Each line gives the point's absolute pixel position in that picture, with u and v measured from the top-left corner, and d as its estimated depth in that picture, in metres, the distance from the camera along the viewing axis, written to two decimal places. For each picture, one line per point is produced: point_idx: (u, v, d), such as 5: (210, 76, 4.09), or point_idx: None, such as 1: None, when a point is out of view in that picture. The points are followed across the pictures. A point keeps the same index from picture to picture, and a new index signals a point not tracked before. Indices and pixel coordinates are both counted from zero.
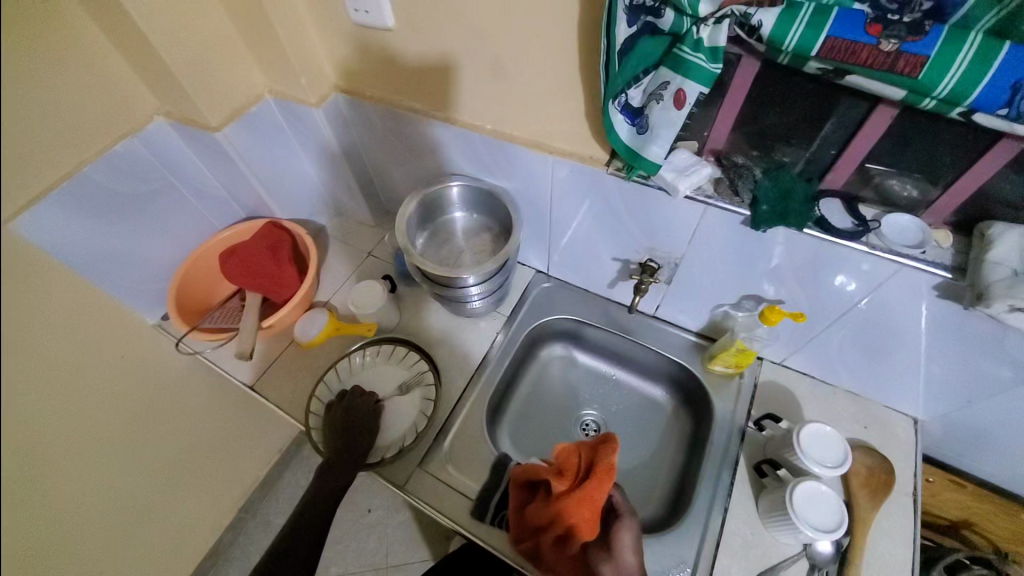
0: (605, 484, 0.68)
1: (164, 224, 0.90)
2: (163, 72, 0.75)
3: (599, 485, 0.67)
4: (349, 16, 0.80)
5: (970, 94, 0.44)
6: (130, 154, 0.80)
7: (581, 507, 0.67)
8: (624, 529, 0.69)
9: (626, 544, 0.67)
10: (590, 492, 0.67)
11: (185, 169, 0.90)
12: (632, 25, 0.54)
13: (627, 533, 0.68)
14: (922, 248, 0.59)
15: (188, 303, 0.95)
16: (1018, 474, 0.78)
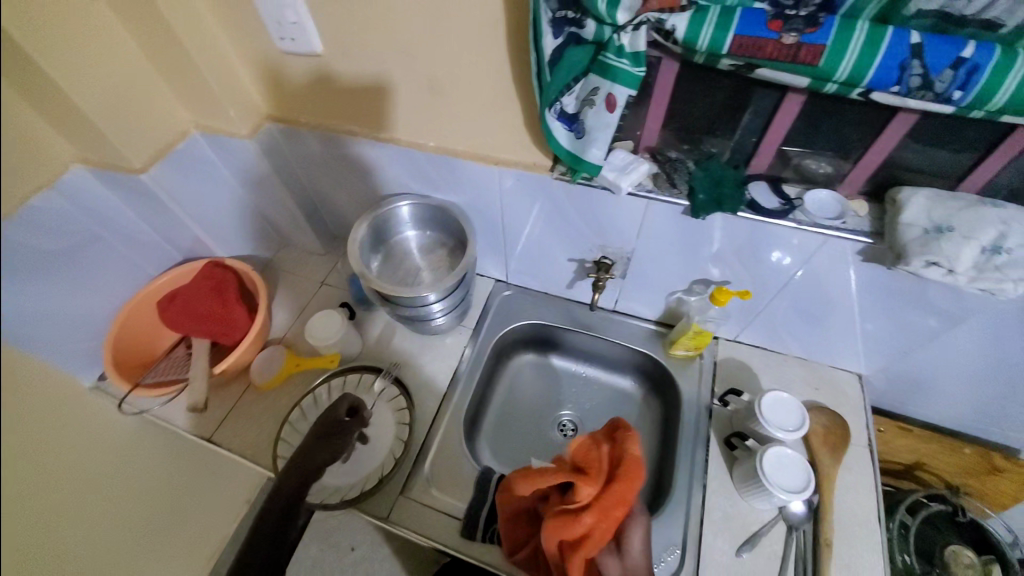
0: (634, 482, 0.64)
1: (96, 274, 0.83)
2: (80, 118, 0.70)
3: (628, 483, 0.64)
4: (273, 44, 0.78)
5: (866, 76, 0.49)
6: (52, 209, 0.73)
7: (613, 511, 0.63)
8: (634, 526, 0.66)
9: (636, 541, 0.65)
10: (621, 493, 0.64)
11: (114, 218, 0.84)
12: (557, 36, 0.57)
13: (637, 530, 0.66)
14: (842, 219, 0.65)
15: (127, 358, 0.88)
16: (954, 411, 0.86)
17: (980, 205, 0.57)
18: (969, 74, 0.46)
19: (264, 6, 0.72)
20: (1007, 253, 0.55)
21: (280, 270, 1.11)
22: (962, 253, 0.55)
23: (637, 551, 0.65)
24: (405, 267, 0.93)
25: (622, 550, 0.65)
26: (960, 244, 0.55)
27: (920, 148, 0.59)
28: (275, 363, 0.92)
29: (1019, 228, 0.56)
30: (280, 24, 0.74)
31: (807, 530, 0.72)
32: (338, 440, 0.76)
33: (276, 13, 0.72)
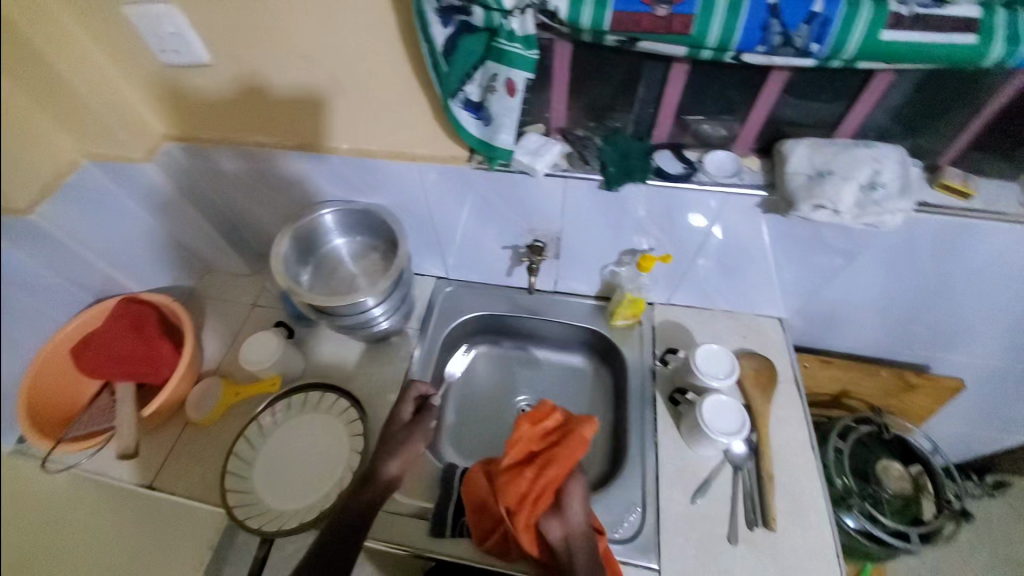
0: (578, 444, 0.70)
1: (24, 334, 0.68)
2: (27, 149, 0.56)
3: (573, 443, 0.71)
4: (157, 58, 0.74)
5: (733, 39, 0.53)
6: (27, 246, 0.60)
7: (555, 467, 0.68)
8: (574, 490, 0.68)
9: (578, 505, 0.67)
10: (569, 452, 0.70)
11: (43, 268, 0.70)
12: (447, 25, 0.58)
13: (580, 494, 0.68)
14: (738, 175, 0.70)
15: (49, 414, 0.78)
16: (863, 338, 0.95)
17: (855, 147, 0.64)
18: (822, 26, 0.51)
19: (138, 19, 0.68)
20: (881, 188, 0.62)
21: (207, 298, 1.04)
22: (843, 192, 0.61)
23: (578, 514, 0.66)
24: (338, 276, 0.91)
25: (561, 512, 0.66)
26: (840, 185, 0.61)
27: (796, 102, 0.65)
28: (213, 395, 0.87)
29: (888, 164, 0.63)
30: (160, 36, 0.70)
31: (751, 467, 0.78)
32: (400, 445, 0.75)
33: (153, 25, 0.68)
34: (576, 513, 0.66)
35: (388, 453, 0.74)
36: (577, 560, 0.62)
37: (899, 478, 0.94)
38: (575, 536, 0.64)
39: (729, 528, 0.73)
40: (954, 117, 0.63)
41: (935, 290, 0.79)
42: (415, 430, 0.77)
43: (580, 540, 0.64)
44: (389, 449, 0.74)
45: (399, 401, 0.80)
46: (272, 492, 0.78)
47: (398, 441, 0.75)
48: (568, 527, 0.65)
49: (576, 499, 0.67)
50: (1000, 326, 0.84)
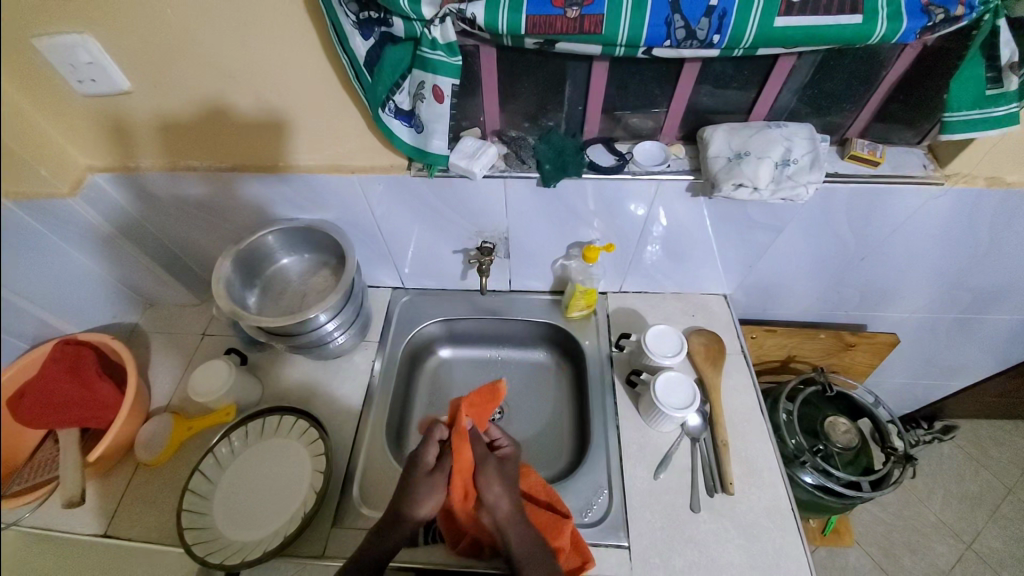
0: (463, 446, 0.68)
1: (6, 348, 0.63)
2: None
3: (461, 449, 0.69)
4: (75, 90, 0.70)
5: (642, 36, 0.56)
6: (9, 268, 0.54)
7: (456, 479, 0.67)
8: (488, 479, 0.69)
9: (496, 492, 0.69)
10: (461, 461, 0.68)
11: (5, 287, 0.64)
12: (368, 37, 0.59)
13: (495, 479, 0.70)
14: (666, 163, 0.74)
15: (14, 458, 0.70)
16: (802, 306, 1.02)
17: (768, 128, 0.68)
18: (720, 18, 0.55)
19: (49, 49, 0.64)
20: (794, 163, 0.67)
21: (152, 333, 1.00)
22: (759, 171, 0.66)
23: (501, 499, 0.68)
24: (288, 297, 0.89)
25: (484, 502, 0.69)
26: (756, 164, 0.66)
27: (712, 91, 0.69)
28: (162, 433, 0.83)
29: (799, 141, 0.67)
30: (73, 66, 0.66)
31: (707, 438, 0.82)
32: (425, 495, 0.68)
33: (64, 55, 0.65)
34: (497, 498, 0.68)
35: (414, 502, 0.68)
36: (509, 541, 0.66)
37: (847, 431, 0.98)
38: (503, 523, 0.67)
39: (691, 497, 0.76)
40: (854, 93, 0.68)
41: (859, 253, 0.86)
42: (437, 477, 0.69)
43: (508, 521, 0.67)
44: (415, 496, 0.68)
45: (420, 445, 0.72)
46: (235, 525, 0.75)
47: (422, 491, 0.68)
48: (494, 515, 0.67)
49: (492, 488, 0.69)
50: (917, 280, 0.92)
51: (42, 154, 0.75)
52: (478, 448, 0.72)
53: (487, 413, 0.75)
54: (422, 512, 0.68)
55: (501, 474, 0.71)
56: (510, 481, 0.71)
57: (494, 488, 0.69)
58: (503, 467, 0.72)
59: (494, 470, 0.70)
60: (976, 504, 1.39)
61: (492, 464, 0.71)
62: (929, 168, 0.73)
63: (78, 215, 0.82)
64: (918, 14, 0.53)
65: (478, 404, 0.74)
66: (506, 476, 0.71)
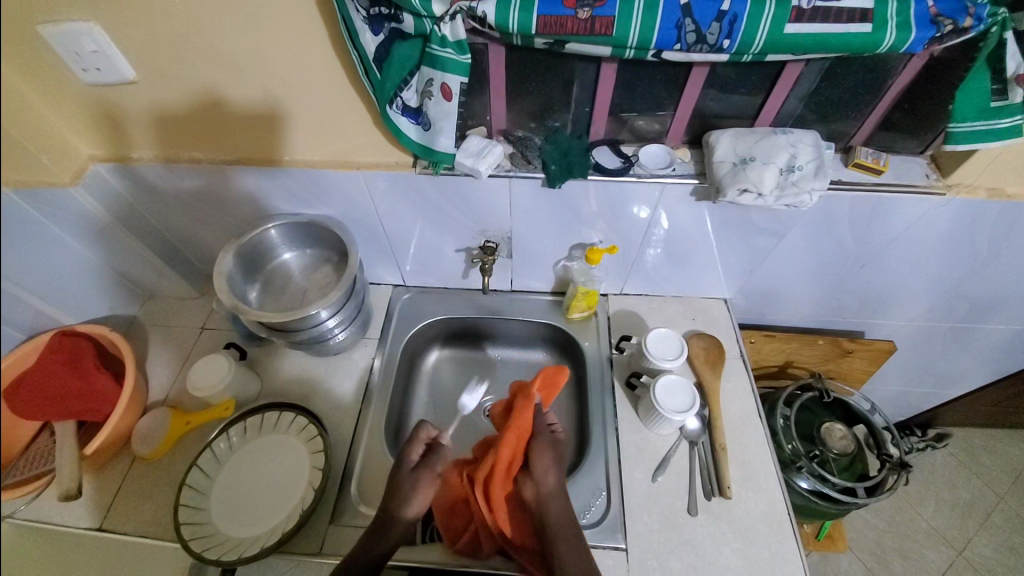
0: (528, 409, 0.73)
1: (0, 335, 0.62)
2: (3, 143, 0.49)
3: (525, 410, 0.74)
4: (79, 78, 0.70)
5: (652, 39, 0.56)
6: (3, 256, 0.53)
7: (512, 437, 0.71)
8: (541, 456, 0.74)
9: (546, 467, 0.73)
10: (522, 419, 0.73)
11: None
12: (378, 33, 0.59)
13: (547, 457, 0.74)
14: (671, 166, 0.74)
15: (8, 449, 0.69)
16: (800, 312, 1.02)
17: (774, 134, 0.68)
18: (731, 23, 0.55)
19: (53, 37, 0.64)
20: (799, 170, 0.67)
21: (149, 326, 0.99)
22: (764, 176, 0.66)
23: (547, 476, 0.72)
24: (289, 292, 0.89)
25: (533, 475, 0.73)
26: (761, 170, 0.66)
27: (718, 96, 0.69)
28: (159, 427, 0.83)
29: (803, 148, 0.67)
30: (79, 54, 0.66)
31: (706, 441, 0.82)
32: (411, 494, 0.71)
33: (71, 43, 0.64)
34: (546, 474, 0.72)
35: (402, 501, 0.70)
36: (548, 519, 0.68)
37: (842, 437, 0.99)
38: (547, 495, 0.70)
39: (689, 500, 0.76)
40: (859, 101, 0.68)
41: (859, 260, 0.86)
42: (422, 475, 0.73)
43: (550, 498, 0.70)
44: (403, 495, 0.70)
45: (406, 444, 0.75)
46: (232, 520, 0.75)
47: (408, 489, 0.71)
48: (538, 490, 0.71)
49: (542, 463, 0.73)
50: (916, 289, 0.92)
51: (43, 142, 0.74)
52: (538, 424, 0.77)
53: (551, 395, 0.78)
54: (409, 511, 0.70)
55: (553, 454, 0.75)
56: (560, 463, 0.74)
57: (543, 463, 0.73)
58: (557, 451, 0.75)
59: (549, 448, 0.75)
60: (967, 512, 1.40)
61: (547, 441, 0.75)
62: (931, 178, 0.73)
63: (79, 204, 0.81)
64: (927, 24, 0.54)
65: (548, 384, 0.77)
66: (558, 459, 0.74)
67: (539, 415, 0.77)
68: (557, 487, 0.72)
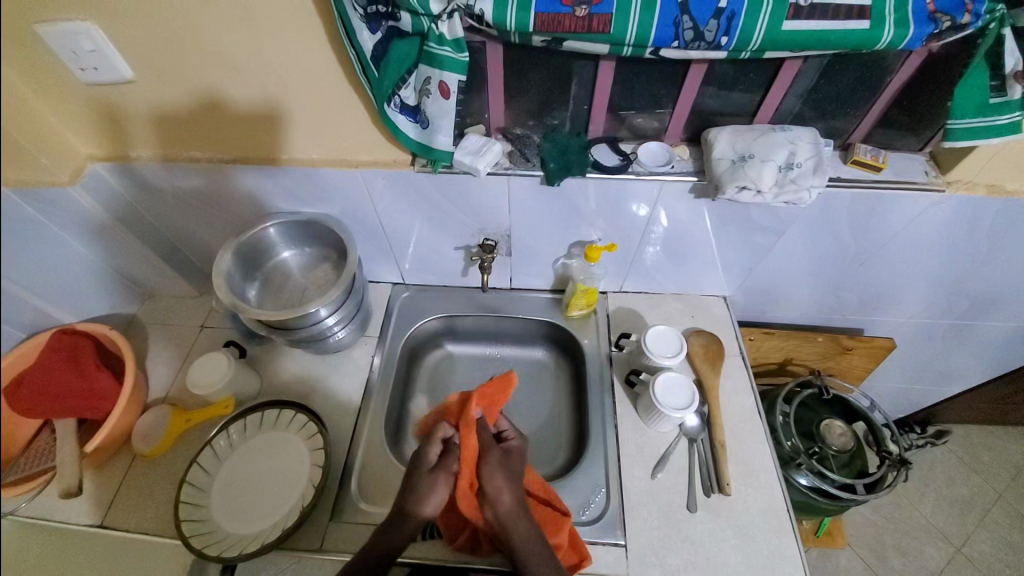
0: (470, 434, 0.70)
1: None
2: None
3: (467, 436, 0.70)
4: (78, 77, 0.70)
5: (650, 37, 0.56)
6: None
7: (463, 468, 0.68)
8: (494, 474, 0.69)
9: (500, 484, 0.69)
10: (466, 448, 0.69)
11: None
12: (376, 31, 0.59)
13: (499, 472, 0.70)
14: (670, 164, 0.74)
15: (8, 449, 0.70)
16: (799, 310, 1.02)
17: (772, 131, 0.68)
18: (729, 20, 0.54)
19: (51, 37, 0.64)
20: (797, 167, 0.67)
21: (150, 325, 0.99)
22: (763, 173, 0.66)
23: (503, 492, 0.68)
24: (288, 290, 0.89)
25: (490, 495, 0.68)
26: (760, 167, 0.66)
27: (717, 93, 0.69)
28: (160, 425, 0.83)
29: (802, 145, 0.67)
30: (77, 54, 0.66)
31: (705, 438, 0.83)
32: (429, 493, 0.68)
33: (68, 43, 0.64)
34: (501, 493, 0.68)
35: (418, 500, 0.68)
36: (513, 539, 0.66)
37: (842, 434, 0.99)
38: (505, 516, 0.67)
39: (688, 497, 0.77)
40: (858, 98, 0.68)
41: (859, 257, 0.86)
42: (439, 475, 0.69)
43: (509, 516, 0.67)
44: (420, 494, 0.68)
45: (424, 442, 0.73)
46: (232, 517, 0.75)
47: (426, 488, 0.68)
48: (496, 511, 0.67)
49: (495, 481, 0.69)
50: (915, 286, 0.92)
51: (42, 141, 0.74)
52: (484, 439, 0.73)
53: (498, 402, 0.77)
54: (426, 510, 0.68)
55: (506, 468, 0.71)
56: (513, 476, 0.71)
57: (498, 482, 0.69)
58: (508, 463, 0.72)
59: (498, 462, 0.71)
60: (967, 508, 1.40)
61: (497, 456, 0.72)
62: (931, 175, 0.73)
63: (77, 204, 0.81)
64: (925, 21, 0.54)
65: (488, 396, 0.76)
66: (510, 472, 0.71)
67: (483, 430, 0.74)
68: (514, 503, 0.68)
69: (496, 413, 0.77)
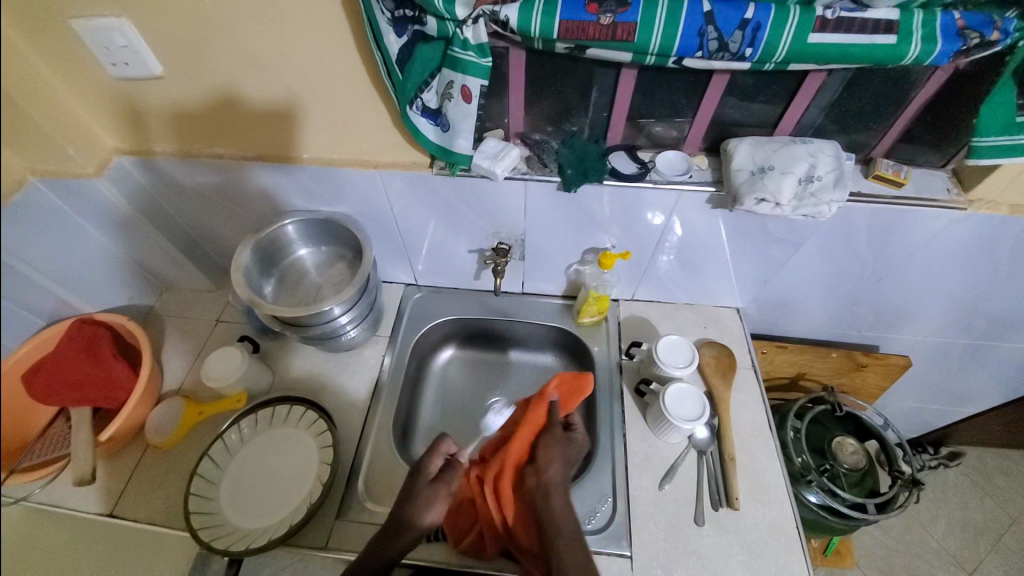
0: (540, 406, 0.78)
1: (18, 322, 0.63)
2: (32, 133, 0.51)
3: (537, 407, 0.78)
4: (107, 72, 0.71)
5: (673, 47, 0.56)
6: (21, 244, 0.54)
7: (520, 431, 0.76)
8: (552, 449, 0.73)
9: (555, 463, 0.72)
10: (533, 415, 0.77)
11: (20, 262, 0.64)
12: (402, 34, 0.60)
13: (556, 451, 0.73)
14: (688, 173, 0.74)
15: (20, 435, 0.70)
16: (813, 324, 1.01)
17: (793, 144, 0.68)
18: (754, 31, 0.54)
19: (84, 32, 0.66)
20: (817, 180, 0.66)
21: (166, 317, 1.01)
22: (783, 186, 0.65)
23: (552, 469, 0.71)
24: (304, 287, 0.90)
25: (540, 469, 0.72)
26: (779, 180, 0.66)
27: (738, 104, 0.69)
28: (172, 417, 0.84)
29: (823, 159, 0.67)
30: (108, 49, 0.67)
31: (714, 452, 0.82)
32: (430, 503, 0.69)
33: (101, 37, 0.66)
34: (550, 468, 0.71)
35: (419, 510, 0.68)
36: (552, 516, 0.66)
37: (854, 452, 0.97)
38: (551, 488, 0.69)
39: (696, 510, 0.76)
40: (881, 113, 0.68)
41: (876, 273, 0.85)
42: (440, 488, 0.71)
43: (552, 489, 0.69)
44: (422, 503, 0.69)
45: (427, 455, 0.74)
46: (240, 512, 0.76)
47: (427, 499, 0.69)
48: (540, 480, 0.70)
49: (548, 456, 0.73)
50: (933, 304, 0.91)
51: (70, 133, 0.76)
52: (553, 420, 0.78)
53: (573, 399, 0.80)
54: (426, 520, 0.68)
55: (565, 452, 0.74)
56: (569, 461, 0.73)
57: (551, 457, 0.73)
58: (569, 449, 0.74)
59: (561, 445, 0.74)
60: (979, 533, 1.37)
61: (558, 436, 0.75)
62: (952, 193, 0.72)
63: (101, 195, 0.82)
64: (953, 38, 0.53)
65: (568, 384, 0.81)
66: (568, 457, 0.73)
67: (554, 412, 0.79)
68: (561, 481, 0.70)
69: (569, 406, 0.80)
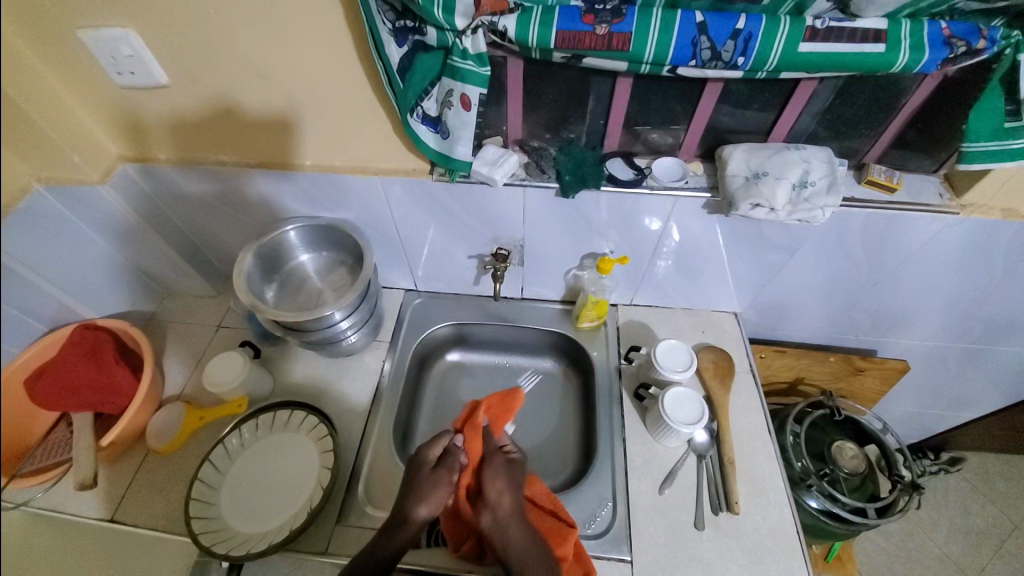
0: (474, 439, 0.75)
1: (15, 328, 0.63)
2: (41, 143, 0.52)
3: (473, 441, 0.75)
4: (113, 82, 0.73)
5: (668, 55, 0.57)
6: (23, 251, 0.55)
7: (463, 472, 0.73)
8: (494, 477, 0.72)
9: (501, 490, 0.71)
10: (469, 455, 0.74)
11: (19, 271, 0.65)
12: (402, 44, 0.62)
13: (500, 478, 0.72)
14: (684, 179, 0.75)
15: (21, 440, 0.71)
16: (811, 328, 1.02)
17: (787, 150, 0.69)
18: (746, 41, 0.56)
19: (93, 42, 0.67)
20: (811, 185, 0.67)
21: (168, 323, 1.01)
22: (777, 191, 0.67)
23: (502, 498, 0.71)
24: (305, 293, 0.91)
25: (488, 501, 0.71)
26: (774, 185, 0.67)
27: (732, 111, 0.70)
28: (174, 421, 0.85)
29: (817, 164, 0.68)
30: (115, 59, 0.69)
31: (714, 455, 0.82)
32: (430, 492, 0.69)
33: (108, 47, 0.68)
34: (501, 499, 0.70)
35: (417, 498, 0.69)
36: (509, 547, 0.67)
37: (854, 457, 0.96)
38: (503, 523, 0.68)
39: (696, 514, 0.76)
40: (873, 119, 0.69)
41: (872, 278, 0.86)
42: (441, 474, 0.71)
43: (508, 521, 0.69)
44: (419, 493, 0.69)
45: (426, 443, 0.76)
46: (241, 516, 0.76)
47: (427, 487, 0.70)
48: (494, 517, 0.69)
49: (496, 486, 0.72)
50: (928, 308, 0.91)
51: (78, 141, 0.77)
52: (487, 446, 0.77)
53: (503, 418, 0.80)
54: (422, 511, 0.68)
55: (507, 473, 0.73)
56: (515, 481, 0.73)
57: (498, 486, 0.72)
58: (512, 471, 0.74)
59: (501, 467, 0.74)
60: (981, 539, 1.36)
61: (499, 462, 0.74)
62: (945, 198, 0.73)
63: (105, 202, 0.84)
64: (940, 46, 0.55)
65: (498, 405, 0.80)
66: (512, 478, 0.73)
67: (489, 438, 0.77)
68: (513, 511, 0.70)
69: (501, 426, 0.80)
